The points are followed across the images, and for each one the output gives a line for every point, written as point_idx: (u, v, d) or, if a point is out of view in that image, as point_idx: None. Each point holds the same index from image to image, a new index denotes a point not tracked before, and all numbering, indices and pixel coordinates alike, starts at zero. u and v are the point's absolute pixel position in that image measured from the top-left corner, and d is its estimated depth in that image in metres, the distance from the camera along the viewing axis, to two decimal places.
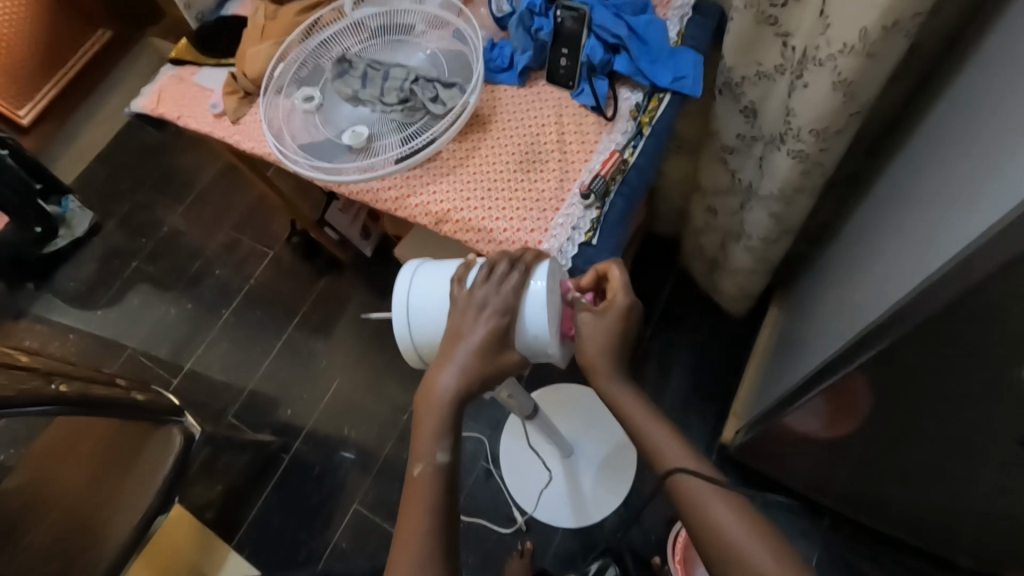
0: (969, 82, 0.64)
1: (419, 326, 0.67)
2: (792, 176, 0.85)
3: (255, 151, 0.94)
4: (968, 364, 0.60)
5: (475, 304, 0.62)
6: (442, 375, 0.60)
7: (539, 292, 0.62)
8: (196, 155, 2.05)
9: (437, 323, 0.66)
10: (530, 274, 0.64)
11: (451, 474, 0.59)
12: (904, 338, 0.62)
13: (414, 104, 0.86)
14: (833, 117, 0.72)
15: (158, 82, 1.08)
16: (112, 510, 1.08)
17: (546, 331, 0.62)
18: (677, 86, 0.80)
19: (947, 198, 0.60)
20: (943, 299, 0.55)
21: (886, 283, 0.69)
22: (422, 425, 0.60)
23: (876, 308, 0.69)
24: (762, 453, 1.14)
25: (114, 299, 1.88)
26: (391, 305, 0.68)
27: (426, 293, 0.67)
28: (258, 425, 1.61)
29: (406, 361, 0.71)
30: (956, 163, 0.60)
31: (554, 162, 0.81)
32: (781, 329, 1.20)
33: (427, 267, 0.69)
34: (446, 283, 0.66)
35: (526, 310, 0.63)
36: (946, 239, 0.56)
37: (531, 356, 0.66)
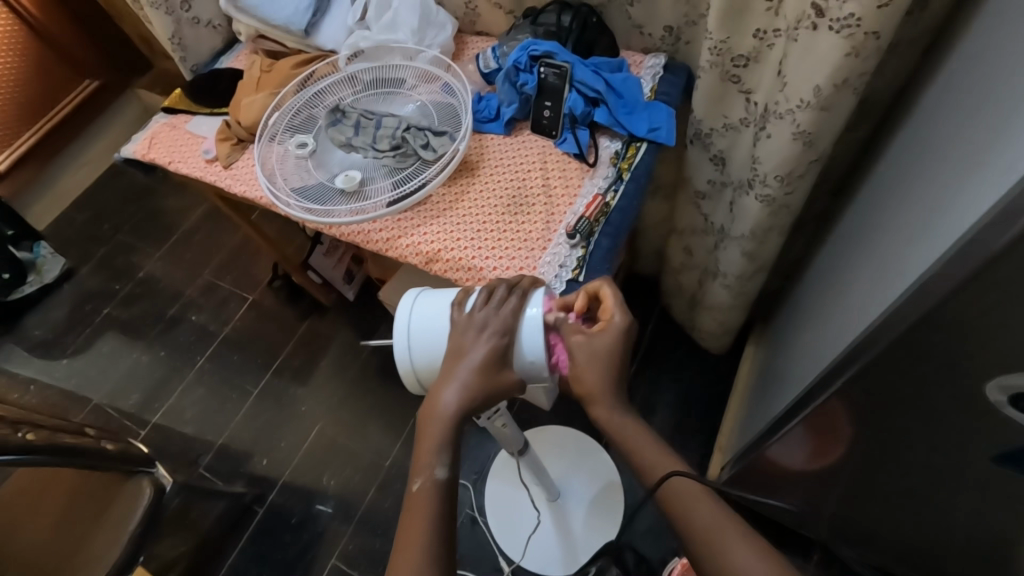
0: (913, 133, 0.71)
1: (420, 354, 0.67)
2: (761, 218, 0.91)
3: (247, 195, 0.96)
4: (932, 391, 0.64)
5: (475, 325, 0.64)
6: (444, 391, 0.61)
7: (536, 318, 0.64)
8: (177, 201, 2.05)
9: (438, 351, 0.67)
10: (527, 300, 0.66)
11: (449, 490, 0.59)
12: (873, 366, 0.66)
13: (405, 150, 0.90)
14: (794, 164, 0.79)
15: (150, 128, 1.11)
16: (73, 562, 1.01)
17: (543, 355, 0.64)
18: (652, 136, 0.86)
19: (901, 236, 0.66)
20: (902, 331, 0.59)
21: (853, 314, 0.74)
22: (422, 439, 0.61)
23: (845, 338, 0.73)
24: (748, 489, 1.15)
25: (83, 347, 1.81)
26: (393, 331, 0.69)
27: (427, 318, 0.68)
28: (232, 474, 1.55)
29: (405, 387, 0.71)
30: (907, 202, 0.67)
31: (541, 205, 0.85)
32: (759, 364, 1.24)
33: (426, 294, 0.70)
34: (447, 307, 0.68)
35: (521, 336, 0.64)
36: (902, 272, 0.61)
37: (529, 379, 0.67)
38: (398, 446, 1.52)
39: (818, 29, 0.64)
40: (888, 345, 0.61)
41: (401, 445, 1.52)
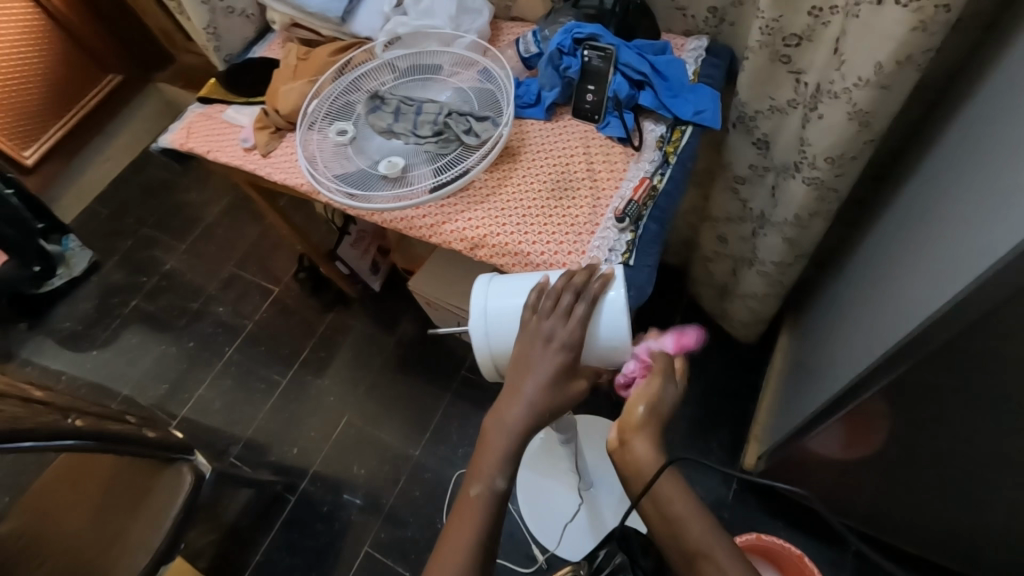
0: (975, 111, 0.69)
1: (499, 338, 0.68)
2: (807, 202, 0.90)
3: (287, 182, 0.96)
4: (997, 376, 0.62)
5: (542, 336, 0.64)
6: (510, 409, 0.63)
7: (617, 300, 0.66)
8: (199, 194, 2.06)
9: (517, 336, 0.67)
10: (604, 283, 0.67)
11: (503, 501, 0.63)
12: (935, 351, 0.64)
13: (447, 136, 0.90)
14: (847, 145, 0.78)
15: (186, 119, 1.11)
16: (116, 540, 1.02)
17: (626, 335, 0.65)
18: (699, 119, 0.84)
19: (963, 215, 0.64)
20: (972, 314, 0.58)
21: (908, 296, 0.73)
22: (484, 452, 0.64)
23: (901, 322, 0.72)
24: (785, 479, 1.14)
25: (112, 339, 1.83)
26: (469, 318, 0.69)
27: (503, 305, 0.69)
28: (262, 464, 1.56)
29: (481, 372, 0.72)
30: (971, 178, 0.66)
31: (586, 190, 0.84)
32: (794, 353, 1.23)
33: (499, 279, 0.71)
34: (524, 294, 0.69)
35: (602, 321, 0.65)
36: (968, 251, 0.60)
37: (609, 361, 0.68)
38: (426, 436, 1.52)
39: (883, 2, 0.63)
40: (955, 329, 0.60)
41: (429, 435, 1.52)
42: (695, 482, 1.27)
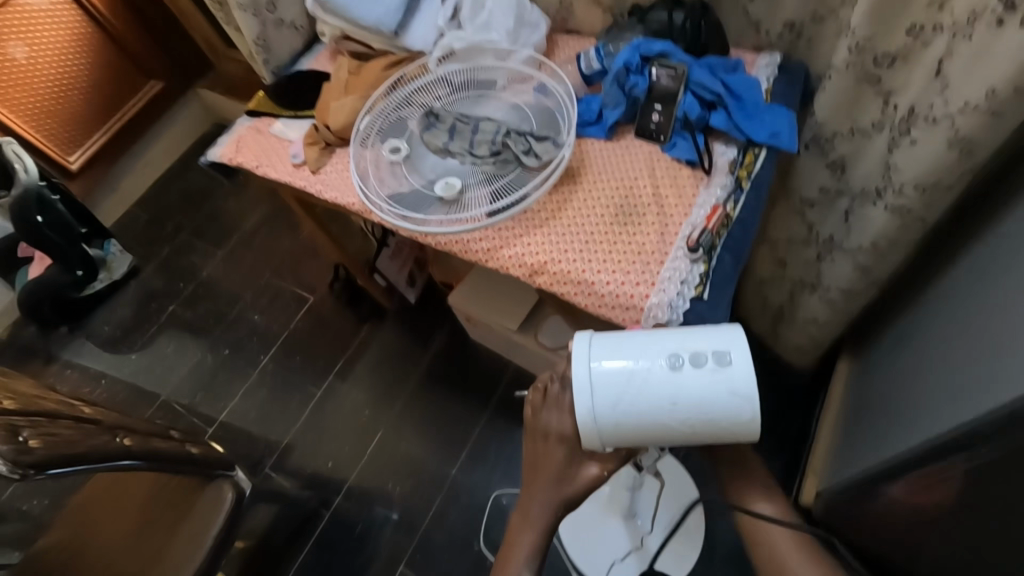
0: None
1: (611, 412, 0.58)
2: (888, 230, 0.84)
3: (338, 201, 0.94)
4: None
5: (541, 431, 0.68)
6: (536, 502, 0.68)
7: (743, 372, 0.58)
8: (237, 201, 2.07)
9: (627, 408, 0.58)
10: (723, 349, 0.59)
11: None
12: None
13: (506, 156, 0.86)
14: (943, 173, 0.72)
15: (235, 132, 1.10)
16: (159, 555, 1.00)
17: (748, 413, 0.57)
18: (774, 142, 0.79)
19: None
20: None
21: (1016, 341, 0.66)
22: (514, 547, 0.68)
23: (1010, 367, 0.65)
24: (850, 522, 1.06)
25: (149, 344, 1.85)
26: (573, 385, 0.59)
27: (612, 373, 0.59)
28: (296, 478, 1.55)
29: (580, 441, 0.61)
30: None
31: (652, 217, 0.80)
32: (856, 385, 1.16)
33: (603, 339, 0.61)
34: (634, 364, 0.59)
35: (721, 392, 0.57)
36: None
37: (727, 437, 0.59)
38: (462, 456, 1.49)
39: (1005, 25, 0.59)
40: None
41: (465, 455, 1.49)
42: None
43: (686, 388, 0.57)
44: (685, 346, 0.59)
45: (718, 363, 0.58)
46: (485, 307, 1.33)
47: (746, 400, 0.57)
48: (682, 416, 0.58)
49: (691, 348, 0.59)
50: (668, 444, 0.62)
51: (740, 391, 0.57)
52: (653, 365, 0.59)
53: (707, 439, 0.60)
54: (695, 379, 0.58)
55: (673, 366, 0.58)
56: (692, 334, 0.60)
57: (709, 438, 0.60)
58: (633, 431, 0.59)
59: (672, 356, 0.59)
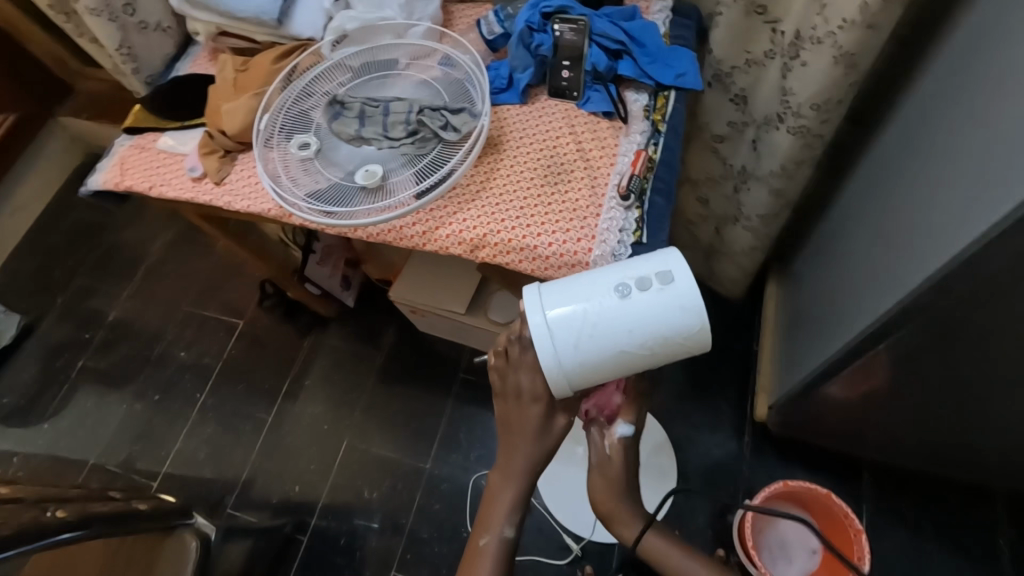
0: (971, 38, 0.70)
1: (573, 353, 0.59)
2: (794, 151, 0.90)
3: (252, 210, 0.87)
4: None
5: (512, 393, 0.72)
6: (516, 459, 0.73)
7: (687, 286, 0.60)
8: (134, 233, 1.88)
9: (587, 348, 0.59)
10: (665, 269, 0.61)
11: (509, 549, 0.73)
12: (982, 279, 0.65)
13: (423, 134, 0.83)
14: (833, 90, 0.78)
15: (115, 154, 0.99)
16: None
17: (699, 322, 0.59)
18: (681, 82, 0.82)
19: (973, 142, 0.66)
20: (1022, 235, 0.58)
21: (921, 229, 0.74)
22: (493, 506, 0.73)
23: (921, 252, 0.73)
24: (801, 422, 1.17)
25: (64, 406, 1.66)
26: (532, 338, 0.60)
27: (565, 317, 0.60)
28: (263, 510, 1.46)
29: (551, 390, 0.62)
30: (982, 106, 0.66)
31: (580, 171, 0.81)
32: (788, 301, 1.25)
33: (551, 288, 0.62)
34: (584, 303, 0.60)
35: (670, 309, 0.59)
36: (995, 172, 0.62)
37: (686, 351, 0.62)
38: (434, 447, 1.47)
39: None
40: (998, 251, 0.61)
41: (437, 447, 1.47)
42: (712, 442, 1.28)
43: (637, 314, 0.59)
44: (629, 274, 0.61)
45: (662, 283, 0.60)
46: (427, 290, 1.31)
47: (695, 311, 0.59)
48: (639, 341, 0.60)
49: (636, 275, 0.61)
50: (633, 372, 0.64)
51: (688, 304, 0.59)
52: (603, 299, 0.60)
53: (667, 358, 0.63)
54: (645, 303, 0.59)
55: (621, 295, 0.60)
56: (635, 262, 0.62)
57: (668, 357, 0.62)
58: (597, 367, 0.61)
59: (619, 286, 0.60)
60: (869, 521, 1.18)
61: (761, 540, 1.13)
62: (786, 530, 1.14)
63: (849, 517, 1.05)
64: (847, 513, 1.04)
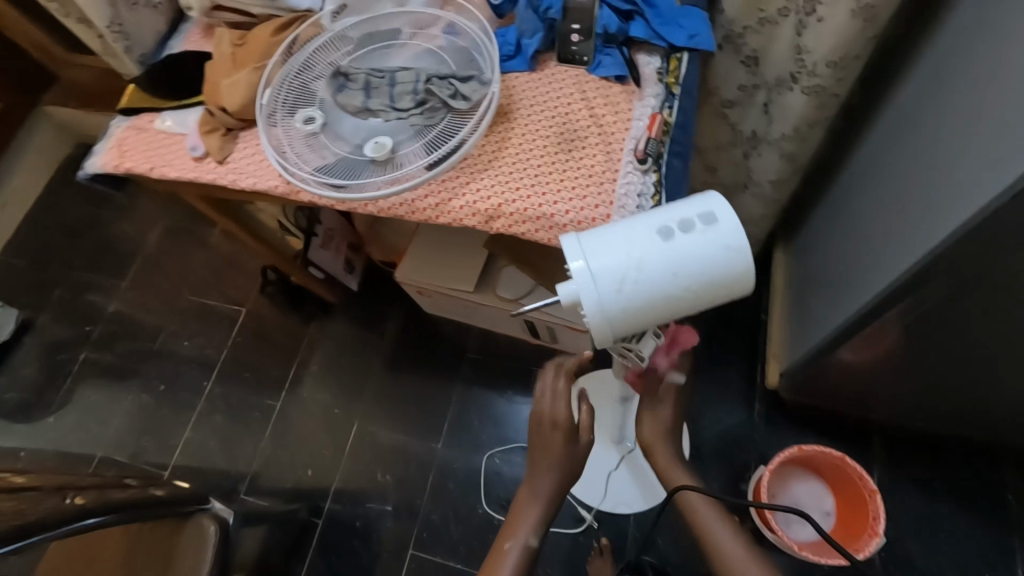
0: None
1: (617, 299, 0.58)
2: (807, 112, 0.89)
3: (258, 188, 0.85)
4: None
5: (548, 423, 0.80)
6: (545, 472, 0.79)
7: (731, 226, 0.59)
8: (129, 224, 1.84)
9: (631, 292, 0.58)
10: (708, 210, 0.60)
11: (530, 559, 0.76)
12: (1006, 233, 0.64)
13: (432, 104, 0.81)
14: (849, 46, 0.78)
15: (112, 136, 0.96)
16: None
17: (744, 261, 0.59)
18: (695, 42, 0.80)
19: (998, 94, 0.65)
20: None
21: (939, 185, 0.73)
22: (520, 514, 0.78)
23: (939, 209, 0.73)
24: (812, 389, 1.17)
25: (69, 400, 1.65)
26: (575, 285, 0.59)
27: (609, 261, 0.58)
28: (277, 495, 1.46)
29: (593, 339, 0.61)
30: (1006, 55, 0.64)
31: (594, 137, 0.79)
32: (797, 267, 1.25)
33: (591, 236, 0.60)
34: (627, 246, 0.59)
35: (715, 248, 0.58)
36: (1020, 122, 0.61)
37: (729, 293, 0.61)
38: (445, 428, 1.47)
39: None
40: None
41: (448, 426, 1.47)
42: (723, 411, 1.29)
43: (682, 256, 0.58)
44: (672, 217, 0.59)
45: (706, 224, 0.59)
46: (437, 270, 1.29)
47: (740, 251, 0.58)
48: (684, 285, 0.59)
49: (678, 218, 0.60)
50: (674, 319, 0.63)
51: (733, 243, 0.58)
52: (646, 242, 0.59)
53: (709, 304, 0.62)
54: (689, 245, 0.58)
55: (666, 238, 0.59)
56: (675, 206, 0.61)
57: (710, 301, 0.62)
58: (640, 314, 0.60)
59: (662, 230, 0.59)
60: (881, 482, 1.19)
61: (777, 505, 1.14)
62: (801, 495, 1.15)
63: (863, 479, 1.05)
64: (862, 475, 1.05)
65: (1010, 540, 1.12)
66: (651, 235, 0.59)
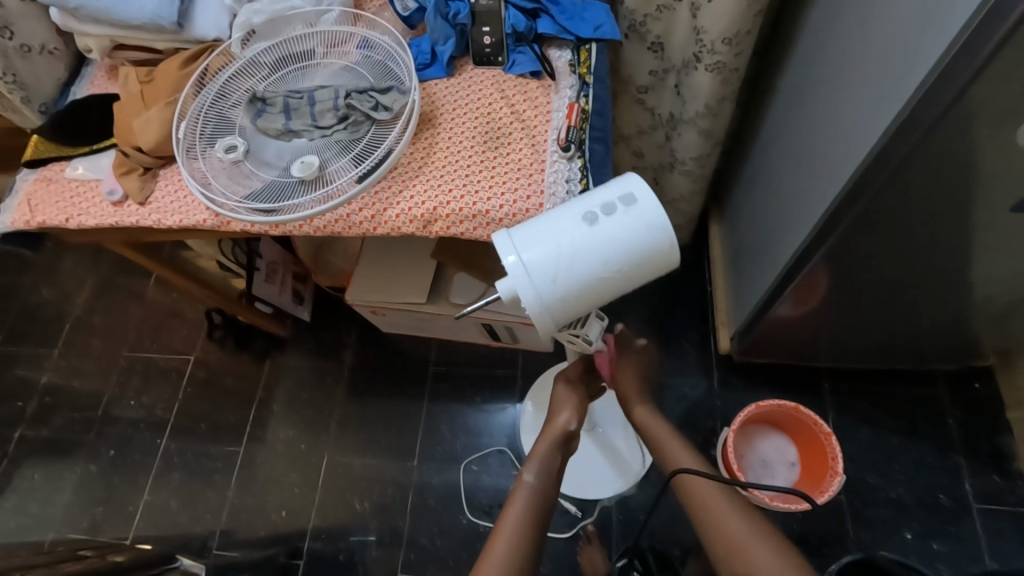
0: None
1: (552, 288, 0.60)
2: (714, 89, 0.95)
3: (186, 224, 0.83)
4: (951, 175, 0.69)
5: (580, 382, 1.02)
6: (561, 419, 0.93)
7: (649, 205, 0.62)
8: (53, 287, 1.73)
9: (564, 280, 0.60)
10: (627, 194, 0.63)
11: (537, 491, 0.85)
12: (897, 177, 0.70)
13: (355, 118, 0.81)
14: (740, 23, 0.84)
15: (20, 191, 0.91)
16: None
17: (666, 237, 0.61)
18: (600, 34, 0.83)
19: (869, 49, 0.71)
20: (923, 121, 0.62)
21: (834, 138, 0.80)
22: (535, 453, 0.90)
23: (837, 160, 0.79)
24: (760, 348, 1.23)
25: (9, 483, 1.53)
26: (509, 279, 0.60)
27: (538, 253, 0.60)
28: (252, 543, 1.40)
29: (537, 329, 0.62)
30: (874, 12, 0.70)
31: (518, 132, 0.81)
32: (730, 236, 1.32)
33: (521, 230, 0.62)
34: (554, 237, 0.61)
35: (638, 228, 0.61)
36: (890, 73, 0.67)
37: (657, 269, 0.63)
38: (418, 444, 1.45)
39: None
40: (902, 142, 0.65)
41: (421, 442, 1.45)
42: (685, 382, 1.33)
43: (608, 239, 0.60)
44: (594, 202, 0.62)
45: (626, 205, 0.62)
46: (388, 288, 1.28)
47: (662, 228, 0.61)
48: (613, 267, 0.61)
49: (600, 203, 0.62)
50: (611, 300, 0.65)
51: (655, 221, 0.61)
52: (573, 229, 0.61)
53: (640, 282, 0.65)
54: (613, 227, 0.61)
55: (591, 223, 0.61)
56: (597, 191, 0.63)
57: (641, 280, 0.64)
58: (577, 300, 0.62)
59: (586, 215, 0.62)
60: (835, 424, 1.26)
61: (747, 464, 1.18)
62: (767, 451, 1.20)
63: (817, 425, 1.12)
64: (817, 421, 1.11)
65: (956, 458, 1.20)
66: (576, 222, 0.61)
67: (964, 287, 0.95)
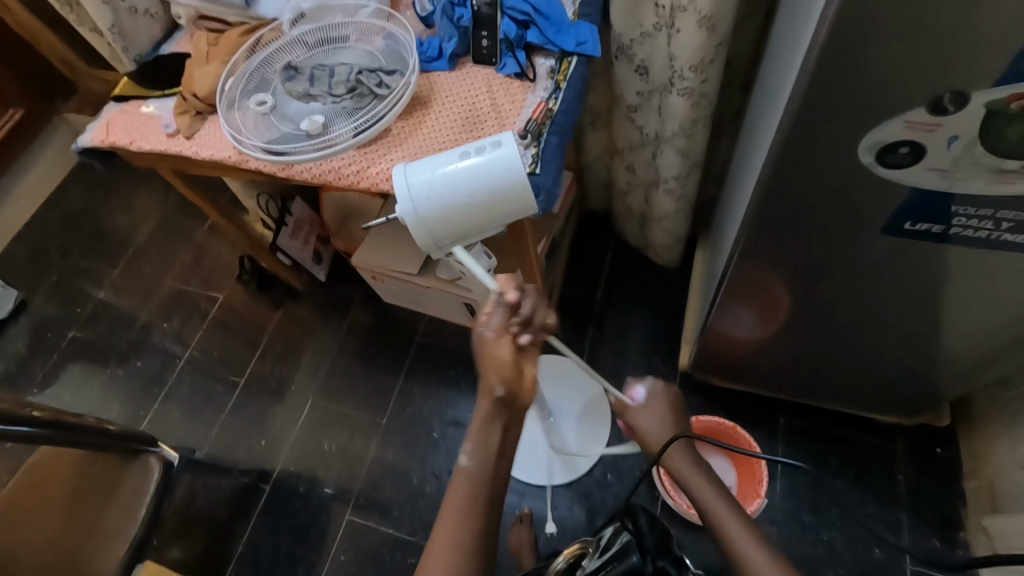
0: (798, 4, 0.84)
1: (427, 207, 0.78)
2: (687, 113, 1.05)
3: (215, 157, 1.01)
4: (848, 200, 0.75)
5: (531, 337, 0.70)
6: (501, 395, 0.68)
7: (511, 151, 0.79)
8: (127, 217, 2.02)
9: (437, 203, 0.78)
10: (495, 141, 0.81)
11: (474, 490, 0.67)
12: (805, 198, 0.77)
13: (361, 91, 0.98)
14: (704, 52, 0.96)
15: (103, 117, 1.13)
16: (97, 520, 1.04)
17: (516, 176, 0.79)
18: (581, 49, 0.96)
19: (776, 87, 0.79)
20: (813, 145, 0.70)
21: (756, 161, 0.88)
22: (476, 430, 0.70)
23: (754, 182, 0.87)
24: (714, 368, 1.28)
25: (54, 371, 1.78)
26: (396, 200, 0.79)
27: (420, 182, 0.79)
28: (231, 462, 1.57)
29: (416, 241, 0.81)
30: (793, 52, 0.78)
31: (492, 120, 0.95)
32: (709, 260, 1.38)
33: (413, 164, 0.80)
34: (433, 168, 0.79)
35: (498, 167, 0.79)
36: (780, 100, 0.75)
37: (513, 205, 0.81)
38: (391, 405, 1.57)
39: None
40: (784, 161, 0.73)
41: (395, 403, 1.57)
42: None
43: (473, 173, 0.78)
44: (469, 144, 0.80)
45: (493, 149, 0.80)
46: (386, 257, 1.42)
47: (517, 170, 0.79)
48: (477, 196, 0.79)
49: (473, 146, 0.81)
50: (480, 227, 0.83)
51: (511, 164, 0.79)
52: (449, 165, 0.79)
53: (503, 214, 0.82)
54: (478, 165, 0.79)
55: (463, 159, 0.79)
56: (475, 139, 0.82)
57: (504, 213, 0.82)
58: (447, 221, 0.79)
59: (462, 153, 0.80)
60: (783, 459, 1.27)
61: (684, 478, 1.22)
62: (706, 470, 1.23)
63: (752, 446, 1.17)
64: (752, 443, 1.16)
65: (899, 515, 1.19)
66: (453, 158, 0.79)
67: (904, 329, 0.98)
